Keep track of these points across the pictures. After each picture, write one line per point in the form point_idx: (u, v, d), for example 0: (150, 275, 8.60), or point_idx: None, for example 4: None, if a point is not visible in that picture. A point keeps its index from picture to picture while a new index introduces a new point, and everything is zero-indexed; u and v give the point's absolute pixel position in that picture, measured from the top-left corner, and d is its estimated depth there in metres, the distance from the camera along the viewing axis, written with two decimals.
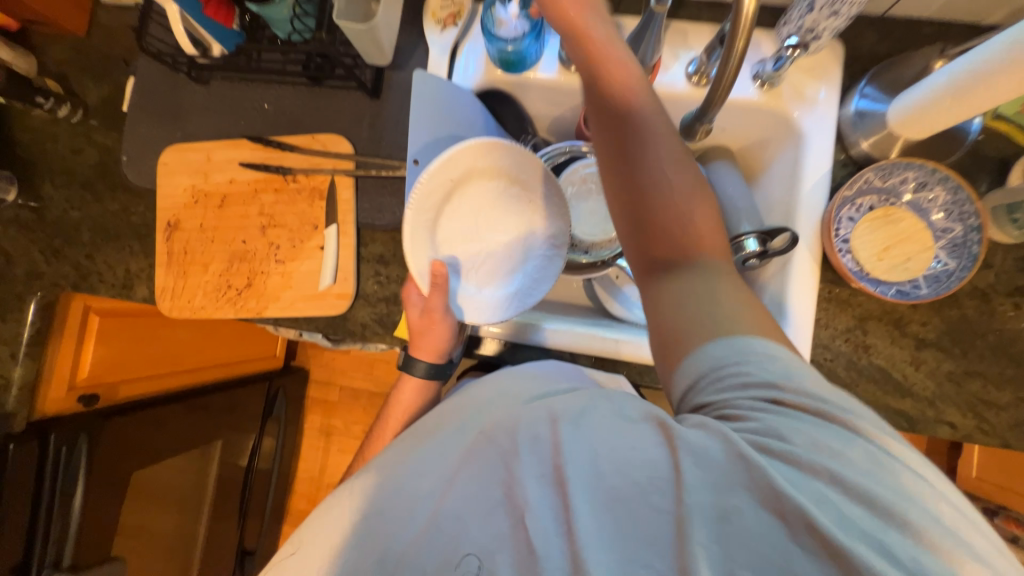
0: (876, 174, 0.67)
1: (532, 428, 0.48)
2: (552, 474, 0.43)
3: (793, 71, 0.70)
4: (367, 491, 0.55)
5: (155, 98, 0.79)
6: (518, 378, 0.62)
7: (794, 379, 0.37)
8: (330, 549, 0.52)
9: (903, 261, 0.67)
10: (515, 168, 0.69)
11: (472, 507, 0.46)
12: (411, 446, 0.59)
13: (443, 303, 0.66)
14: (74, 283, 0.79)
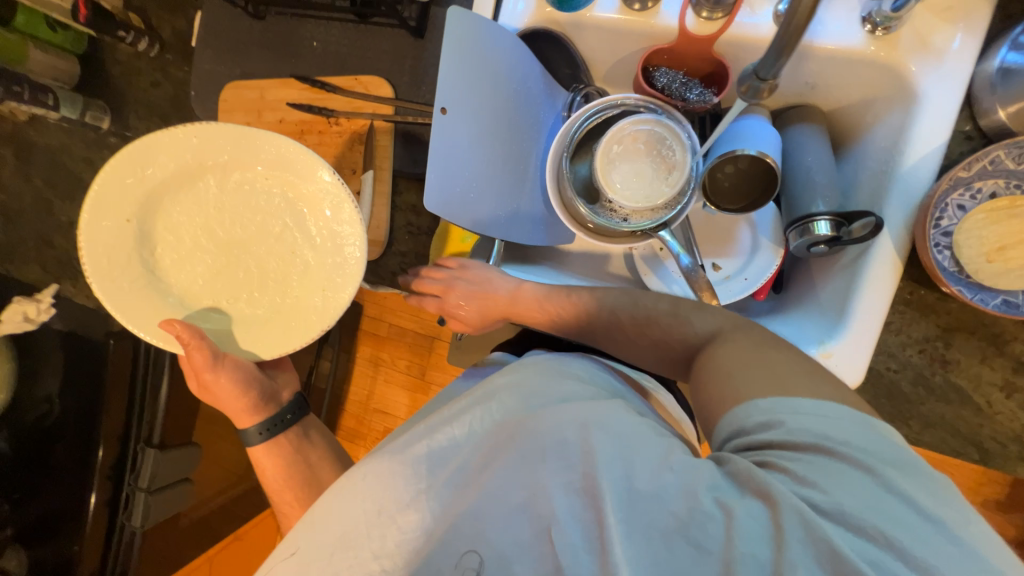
0: (1006, 153, 0.53)
1: (564, 435, 0.42)
2: (580, 483, 0.39)
3: (920, 11, 0.55)
4: (385, 479, 0.47)
5: (216, 32, 0.81)
6: (560, 367, 0.53)
7: (829, 433, 0.36)
8: (339, 540, 0.46)
9: (1022, 266, 0.53)
10: (278, 163, 0.63)
11: (496, 518, 0.41)
12: (427, 430, 0.50)
13: (203, 359, 0.62)
14: None
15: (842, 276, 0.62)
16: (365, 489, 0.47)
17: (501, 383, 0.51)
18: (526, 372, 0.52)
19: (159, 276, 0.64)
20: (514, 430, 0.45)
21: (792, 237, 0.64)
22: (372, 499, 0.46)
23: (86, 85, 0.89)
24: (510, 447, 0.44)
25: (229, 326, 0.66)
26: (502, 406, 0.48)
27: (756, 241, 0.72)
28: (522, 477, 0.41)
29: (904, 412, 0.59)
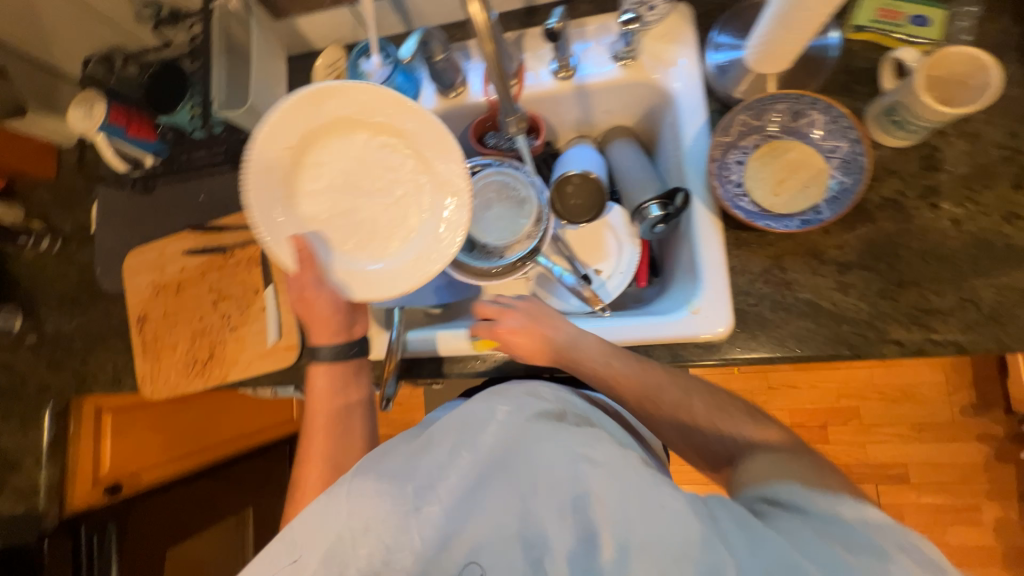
0: (748, 113, 0.68)
1: (560, 468, 0.48)
2: (575, 511, 0.46)
3: (647, 42, 0.72)
4: (362, 500, 0.49)
5: (113, 213, 0.90)
6: (511, 387, 0.59)
7: (812, 499, 0.45)
8: (327, 556, 0.48)
9: (802, 188, 0.66)
10: (417, 135, 0.65)
11: (491, 534, 0.46)
12: (416, 455, 0.53)
13: (314, 278, 0.64)
14: (75, 387, 0.89)
15: (686, 244, 0.72)
16: (347, 505, 0.49)
17: (476, 412, 0.55)
18: (500, 398, 0.57)
19: (290, 203, 0.65)
20: (507, 458, 0.50)
21: (638, 225, 0.75)
22: (356, 521, 0.48)
23: None
24: (504, 474, 0.49)
25: (341, 266, 0.66)
26: (493, 433, 0.52)
27: (619, 238, 0.82)
28: (523, 512, 0.47)
29: (776, 336, 0.65)
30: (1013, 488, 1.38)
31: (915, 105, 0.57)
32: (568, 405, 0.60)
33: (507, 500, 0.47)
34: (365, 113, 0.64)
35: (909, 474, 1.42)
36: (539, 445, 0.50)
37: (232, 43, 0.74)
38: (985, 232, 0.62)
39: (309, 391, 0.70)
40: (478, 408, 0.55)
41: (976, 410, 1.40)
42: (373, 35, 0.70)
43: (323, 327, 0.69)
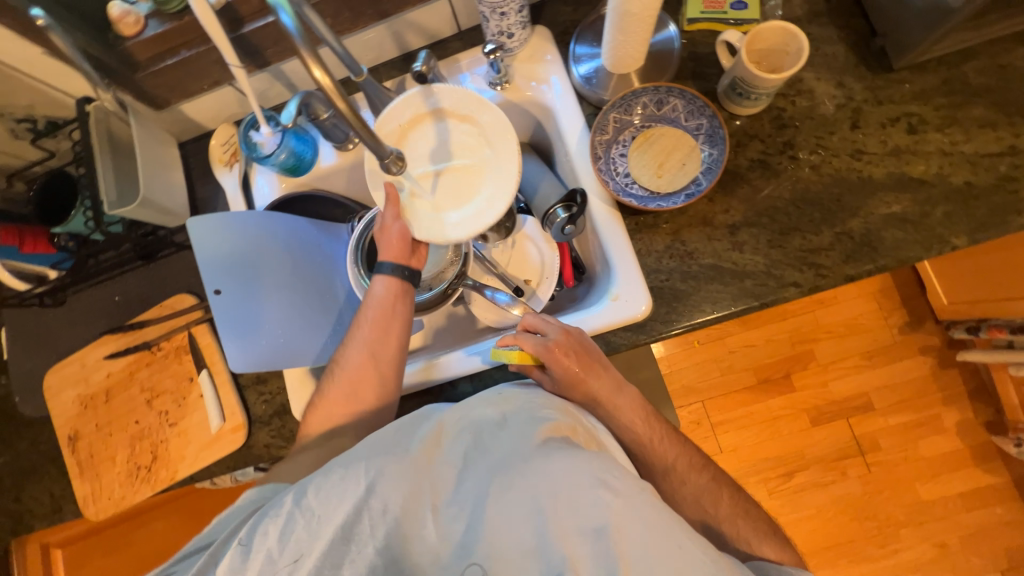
0: (619, 111, 0.74)
1: (579, 491, 0.46)
2: (596, 538, 0.44)
3: (517, 65, 0.78)
4: (379, 485, 0.51)
5: (23, 335, 0.86)
6: (526, 393, 0.59)
7: None
8: (338, 533, 0.51)
9: (680, 167, 0.72)
10: (462, 113, 0.70)
11: (506, 543, 0.46)
12: (433, 445, 0.54)
13: (398, 225, 0.69)
14: (11, 529, 0.83)
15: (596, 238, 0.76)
16: (366, 481, 0.51)
17: (492, 415, 0.56)
18: (514, 403, 0.57)
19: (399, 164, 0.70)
20: (525, 468, 0.49)
21: (549, 230, 0.79)
22: (374, 501, 0.51)
23: None
24: (519, 487, 0.48)
25: (452, 215, 0.68)
26: (512, 433, 0.53)
27: (539, 246, 0.86)
28: (536, 524, 0.46)
29: (692, 304, 0.70)
30: (961, 389, 1.49)
31: (747, 76, 0.65)
32: (580, 421, 0.59)
33: (521, 514, 0.47)
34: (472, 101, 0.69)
35: (871, 401, 1.50)
36: (557, 462, 0.49)
37: (113, 139, 0.74)
38: (841, 171, 0.70)
39: (344, 356, 0.70)
40: (492, 410, 0.57)
41: (911, 327, 1.51)
42: (256, 107, 0.72)
43: (381, 279, 0.70)
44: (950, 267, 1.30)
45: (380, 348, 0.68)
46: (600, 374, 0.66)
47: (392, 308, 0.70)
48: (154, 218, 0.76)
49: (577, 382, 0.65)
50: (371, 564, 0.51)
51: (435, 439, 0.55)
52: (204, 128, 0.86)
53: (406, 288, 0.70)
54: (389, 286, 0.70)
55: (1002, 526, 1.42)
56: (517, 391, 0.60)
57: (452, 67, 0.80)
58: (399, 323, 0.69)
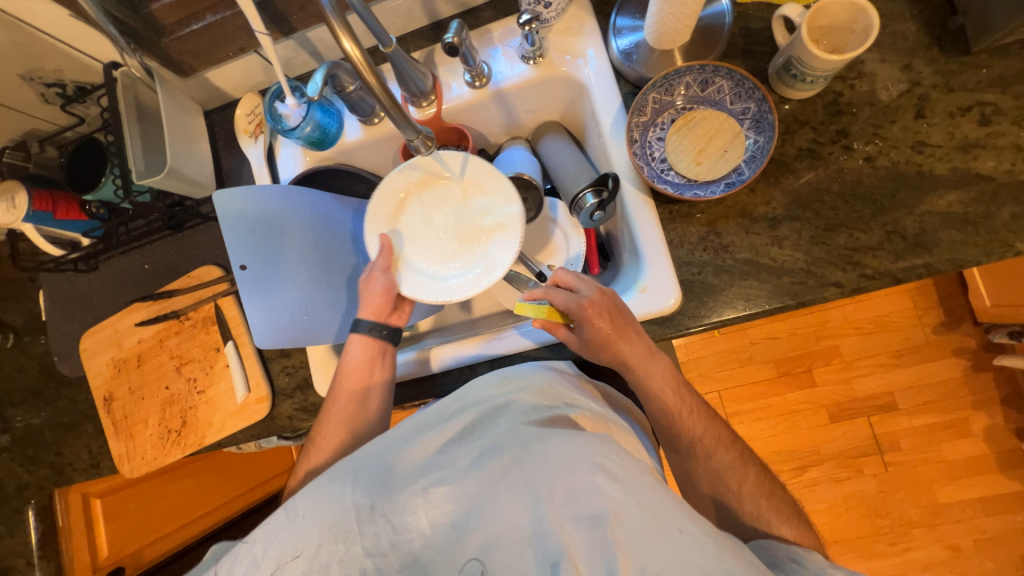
0: (659, 91, 0.70)
1: (576, 477, 0.46)
2: (594, 524, 0.44)
3: (553, 38, 0.74)
4: (367, 474, 0.51)
5: (60, 299, 0.88)
6: (526, 379, 0.61)
7: None
8: (324, 535, 0.48)
9: (721, 154, 0.68)
10: (472, 181, 0.76)
11: (503, 530, 0.46)
12: (427, 432, 0.56)
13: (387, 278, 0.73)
14: (54, 479, 0.88)
15: (626, 225, 0.73)
16: (357, 477, 0.51)
17: (491, 399, 0.58)
18: (513, 391, 0.58)
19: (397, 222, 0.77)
20: (521, 453, 0.49)
21: (578, 216, 0.75)
22: (363, 495, 0.49)
23: None
24: (515, 473, 0.48)
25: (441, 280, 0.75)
26: (509, 421, 0.54)
27: (565, 231, 0.84)
28: (530, 512, 0.46)
29: (724, 299, 0.67)
30: (994, 394, 1.43)
31: (806, 57, 0.59)
32: (585, 407, 0.59)
33: (517, 497, 0.47)
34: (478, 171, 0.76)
35: (896, 400, 1.46)
36: (553, 446, 0.49)
37: (140, 107, 0.73)
38: (898, 164, 0.65)
39: (343, 361, 0.70)
40: (492, 397, 0.58)
41: (947, 327, 1.45)
42: (283, 77, 0.70)
43: (358, 335, 0.70)
44: (999, 268, 1.23)
45: (357, 418, 0.66)
46: (632, 338, 0.64)
47: (369, 375, 0.69)
48: (184, 189, 0.76)
49: (608, 345, 0.64)
50: (361, 568, 0.48)
51: (432, 428, 0.56)
52: (230, 98, 0.84)
53: (383, 347, 0.71)
54: (365, 348, 0.70)
55: (1023, 534, 1.39)
56: (522, 372, 0.63)
57: (484, 39, 0.76)
58: (376, 390, 0.68)
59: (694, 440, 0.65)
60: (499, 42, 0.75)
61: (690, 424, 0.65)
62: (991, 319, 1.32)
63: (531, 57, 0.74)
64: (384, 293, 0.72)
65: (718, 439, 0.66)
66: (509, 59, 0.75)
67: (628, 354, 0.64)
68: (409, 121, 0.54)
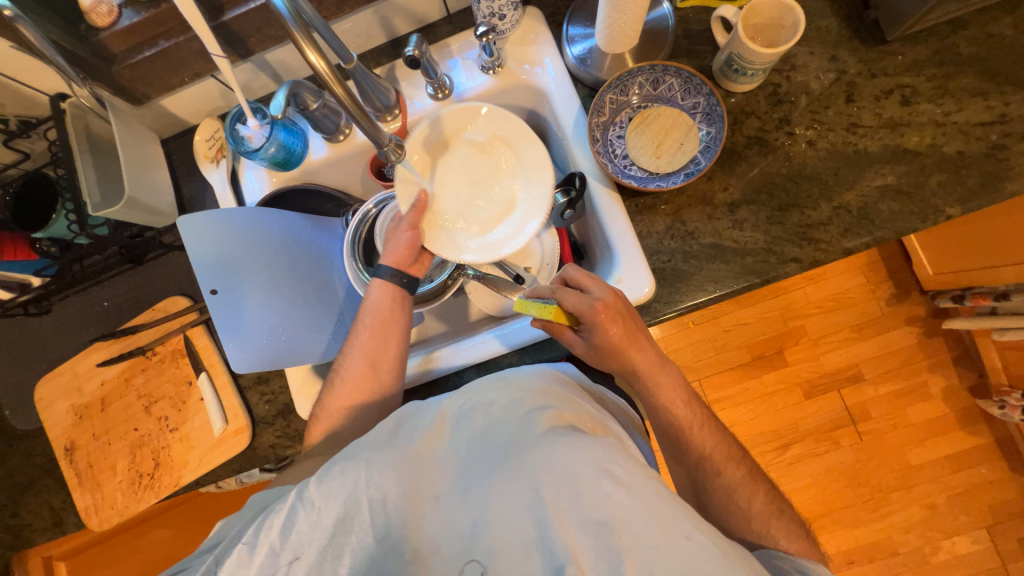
0: (615, 92, 0.73)
1: (584, 482, 0.45)
2: (600, 531, 0.44)
3: (510, 48, 0.77)
4: (376, 479, 0.51)
5: (10, 347, 0.83)
6: (529, 381, 0.59)
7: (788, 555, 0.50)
8: (337, 525, 0.50)
9: (678, 146, 0.72)
10: (508, 142, 0.76)
11: (508, 532, 0.47)
12: (434, 445, 0.55)
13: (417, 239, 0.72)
14: (10, 544, 0.81)
15: (596, 221, 0.76)
16: (369, 474, 0.51)
17: (497, 401, 0.57)
18: (518, 391, 0.57)
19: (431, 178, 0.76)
20: (528, 458, 0.49)
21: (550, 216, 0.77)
22: (371, 496, 0.50)
23: None
24: (522, 477, 0.48)
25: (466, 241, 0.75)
26: (514, 421, 0.53)
27: (538, 232, 0.86)
28: (535, 515, 0.46)
29: (695, 283, 0.70)
30: (947, 357, 1.53)
31: (744, 52, 0.64)
32: (584, 410, 0.56)
33: (523, 502, 0.47)
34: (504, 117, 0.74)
35: (862, 372, 1.54)
36: (559, 450, 0.48)
37: (91, 138, 0.71)
38: (837, 145, 0.70)
39: (355, 326, 0.72)
40: (499, 398, 0.57)
41: (898, 298, 1.55)
42: (243, 100, 0.70)
43: (379, 283, 0.72)
44: (936, 238, 1.33)
45: (378, 358, 0.69)
46: (643, 347, 0.65)
47: (389, 318, 0.71)
48: (143, 219, 0.74)
49: (617, 352, 0.65)
50: (371, 559, 0.51)
51: (438, 434, 0.56)
52: (187, 124, 0.83)
53: (401, 294, 0.72)
54: (388, 296, 0.71)
55: (989, 486, 1.47)
56: (522, 372, 0.61)
57: (444, 53, 0.78)
58: (395, 332, 0.70)
59: (681, 422, 0.67)
60: (458, 55, 0.78)
61: (676, 407, 0.67)
62: (935, 286, 1.43)
63: (491, 68, 0.76)
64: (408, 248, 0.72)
65: (702, 418, 0.68)
66: (469, 71, 0.77)
67: (636, 361, 0.65)
68: (378, 130, 0.54)
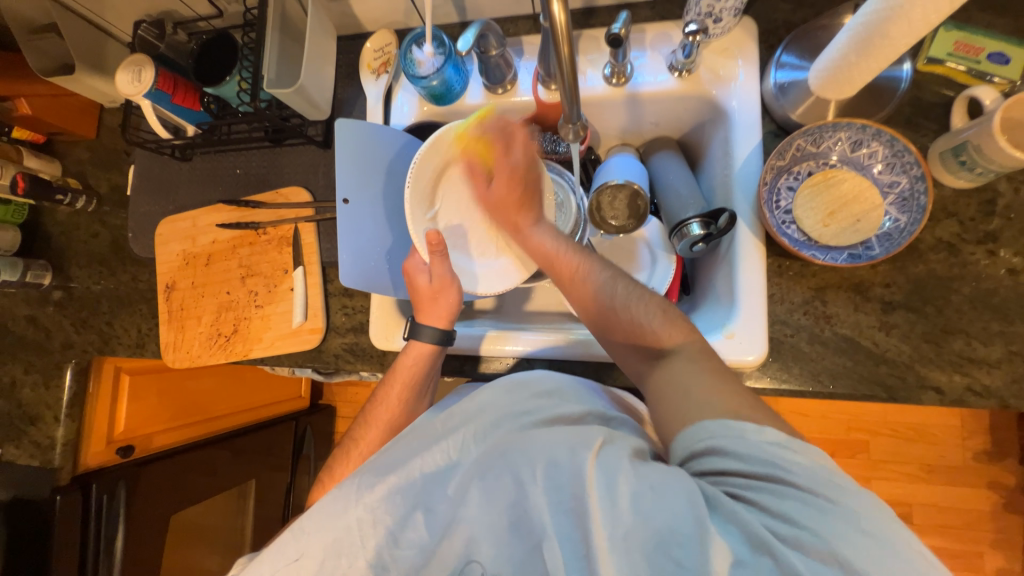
0: (807, 139, 0.66)
1: (554, 451, 0.46)
2: (571, 503, 0.43)
3: (707, 54, 0.70)
4: (364, 496, 0.50)
5: (149, 180, 0.90)
6: (529, 382, 0.59)
7: (759, 462, 0.42)
8: (330, 549, 0.49)
9: (853, 223, 0.65)
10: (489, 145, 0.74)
11: (487, 521, 0.45)
12: (415, 453, 0.54)
13: (449, 268, 0.68)
14: (99, 346, 0.91)
15: (726, 266, 0.70)
16: (359, 495, 0.50)
17: (488, 401, 0.57)
18: (515, 394, 0.58)
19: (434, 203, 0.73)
20: (503, 448, 0.50)
21: (675, 241, 0.73)
22: (367, 515, 0.49)
23: (28, 248, 0.95)
24: (499, 465, 0.48)
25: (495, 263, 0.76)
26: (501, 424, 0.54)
27: (654, 253, 0.82)
28: (509, 496, 0.46)
29: (810, 369, 0.64)
30: (1018, 540, 1.35)
31: (988, 147, 0.55)
32: (593, 405, 0.56)
33: (500, 494, 0.46)
34: (459, 127, 0.70)
35: (912, 513, 1.40)
36: (535, 437, 0.49)
37: (283, 16, 0.73)
38: None
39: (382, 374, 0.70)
40: (484, 399, 0.58)
41: (990, 457, 1.37)
42: (429, 23, 0.68)
43: (421, 345, 0.68)
44: None
45: (394, 421, 0.69)
46: (655, 310, 0.59)
47: (424, 378, 0.69)
48: (301, 107, 0.76)
49: (619, 316, 0.60)
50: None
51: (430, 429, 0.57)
52: (363, 30, 0.84)
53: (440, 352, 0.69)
54: (427, 358, 0.68)
55: None
56: (532, 376, 0.61)
57: (637, 38, 0.73)
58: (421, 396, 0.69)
59: None
60: (647, 46, 0.73)
61: None
62: None
63: (677, 70, 0.71)
64: (460, 302, 0.69)
65: None
66: (652, 66, 0.72)
67: (646, 319, 0.58)
68: (576, 98, 0.53)
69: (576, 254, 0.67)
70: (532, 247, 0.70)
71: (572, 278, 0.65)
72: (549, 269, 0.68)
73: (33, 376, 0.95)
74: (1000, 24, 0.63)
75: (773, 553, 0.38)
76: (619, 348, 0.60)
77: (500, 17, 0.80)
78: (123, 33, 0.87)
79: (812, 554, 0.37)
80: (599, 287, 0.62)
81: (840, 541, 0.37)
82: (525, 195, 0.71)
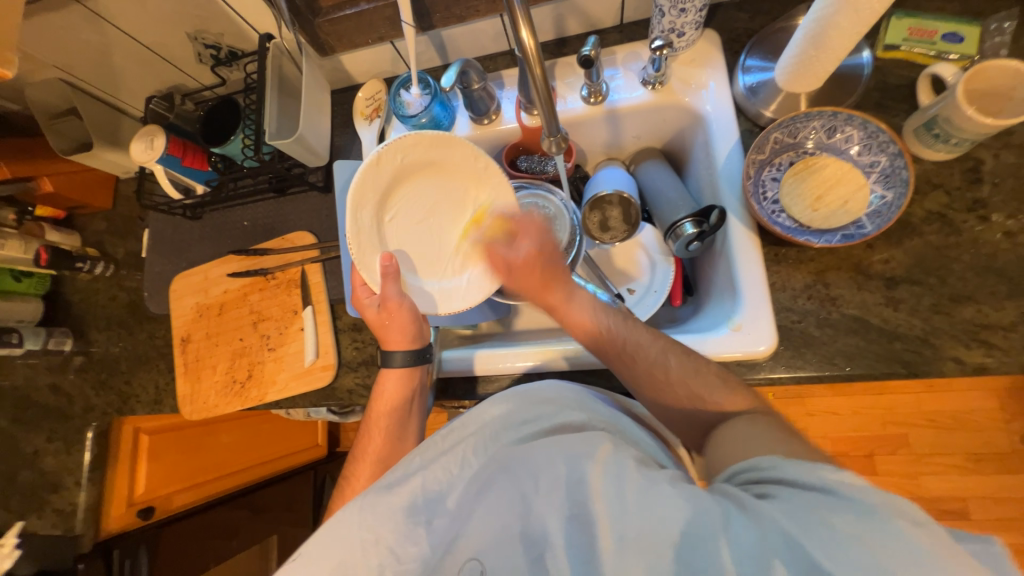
0: (783, 131, 0.69)
1: (560, 470, 0.45)
2: (576, 510, 0.42)
3: (677, 67, 0.75)
4: (366, 520, 0.50)
5: (163, 240, 0.95)
6: (528, 392, 0.58)
7: (817, 477, 0.37)
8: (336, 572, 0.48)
9: (841, 204, 0.66)
10: (443, 158, 0.68)
11: (492, 533, 0.44)
12: (414, 473, 0.53)
13: (396, 291, 0.66)
14: (117, 407, 0.92)
15: (725, 261, 0.71)
16: (371, 518, 0.49)
17: (495, 415, 0.56)
18: (520, 404, 0.56)
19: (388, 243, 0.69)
20: (509, 463, 0.49)
21: (672, 243, 0.75)
22: (370, 534, 0.49)
23: (50, 318, 0.99)
24: (503, 479, 0.47)
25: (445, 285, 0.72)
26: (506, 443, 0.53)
27: (652, 257, 0.84)
28: (518, 512, 0.44)
29: (823, 354, 0.63)
30: None
31: (957, 117, 0.57)
32: (592, 412, 0.54)
33: (501, 508, 0.45)
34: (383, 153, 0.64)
35: (969, 509, 1.31)
36: (539, 450, 0.48)
37: (281, 76, 0.80)
38: None
39: (376, 391, 0.72)
40: (487, 413, 0.56)
41: None
42: (414, 67, 0.73)
43: (392, 370, 0.70)
44: None
45: (388, 453, 0.71)
46: (710, 381, 0.58)
47: (402, 404, 0.71)
48: (302, 156, 0.81)
49: (671, 387, 0.59)
50: None
51: (446, 443, 0.55)
52: (354, 81, 0.90)
53: (415, 374, 0.71)
54: (401, 381, 0.71)
55: None
56: (534, 387, 0.59)
57: (609, 60, 0.78)
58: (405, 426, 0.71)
59: None
60: (618, 68, 0.77)
61: None
62: None
63: (649, 83, 0.75)
64: (412, 321, 0.70)
65: None
66: (625, 84, 0.76)
67: (700, 391, 0.58)
68: (556, 116, 0.56)
69: (622, 331, 0.64)
70: (573, 325, 0.66)
71: (624, 354, 0.62)
72: (597, 348, 0.64)
73: (56, 443, 0.96)
74: (948, 7, 0.67)
75: (795, 549, 0.34)
76: (673, 419, 0.60)
77: (481, 56, 0.86)
78: (136, 110, 0.95)
79: (838, 553, 0.32)
80: (656, 363, 0.60)
81: (880, 550, 0.32)
82: (548, 276, 0.67)
